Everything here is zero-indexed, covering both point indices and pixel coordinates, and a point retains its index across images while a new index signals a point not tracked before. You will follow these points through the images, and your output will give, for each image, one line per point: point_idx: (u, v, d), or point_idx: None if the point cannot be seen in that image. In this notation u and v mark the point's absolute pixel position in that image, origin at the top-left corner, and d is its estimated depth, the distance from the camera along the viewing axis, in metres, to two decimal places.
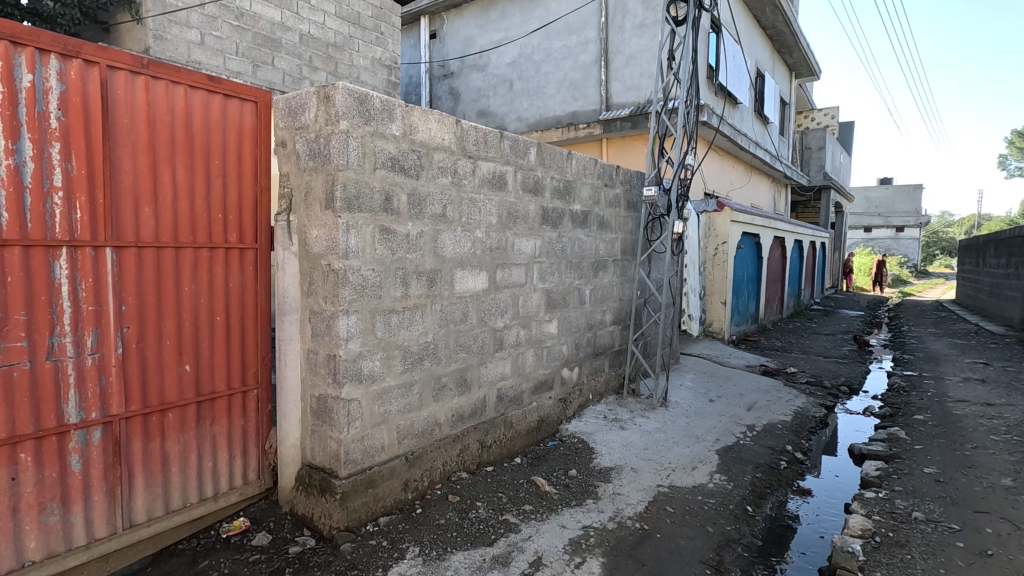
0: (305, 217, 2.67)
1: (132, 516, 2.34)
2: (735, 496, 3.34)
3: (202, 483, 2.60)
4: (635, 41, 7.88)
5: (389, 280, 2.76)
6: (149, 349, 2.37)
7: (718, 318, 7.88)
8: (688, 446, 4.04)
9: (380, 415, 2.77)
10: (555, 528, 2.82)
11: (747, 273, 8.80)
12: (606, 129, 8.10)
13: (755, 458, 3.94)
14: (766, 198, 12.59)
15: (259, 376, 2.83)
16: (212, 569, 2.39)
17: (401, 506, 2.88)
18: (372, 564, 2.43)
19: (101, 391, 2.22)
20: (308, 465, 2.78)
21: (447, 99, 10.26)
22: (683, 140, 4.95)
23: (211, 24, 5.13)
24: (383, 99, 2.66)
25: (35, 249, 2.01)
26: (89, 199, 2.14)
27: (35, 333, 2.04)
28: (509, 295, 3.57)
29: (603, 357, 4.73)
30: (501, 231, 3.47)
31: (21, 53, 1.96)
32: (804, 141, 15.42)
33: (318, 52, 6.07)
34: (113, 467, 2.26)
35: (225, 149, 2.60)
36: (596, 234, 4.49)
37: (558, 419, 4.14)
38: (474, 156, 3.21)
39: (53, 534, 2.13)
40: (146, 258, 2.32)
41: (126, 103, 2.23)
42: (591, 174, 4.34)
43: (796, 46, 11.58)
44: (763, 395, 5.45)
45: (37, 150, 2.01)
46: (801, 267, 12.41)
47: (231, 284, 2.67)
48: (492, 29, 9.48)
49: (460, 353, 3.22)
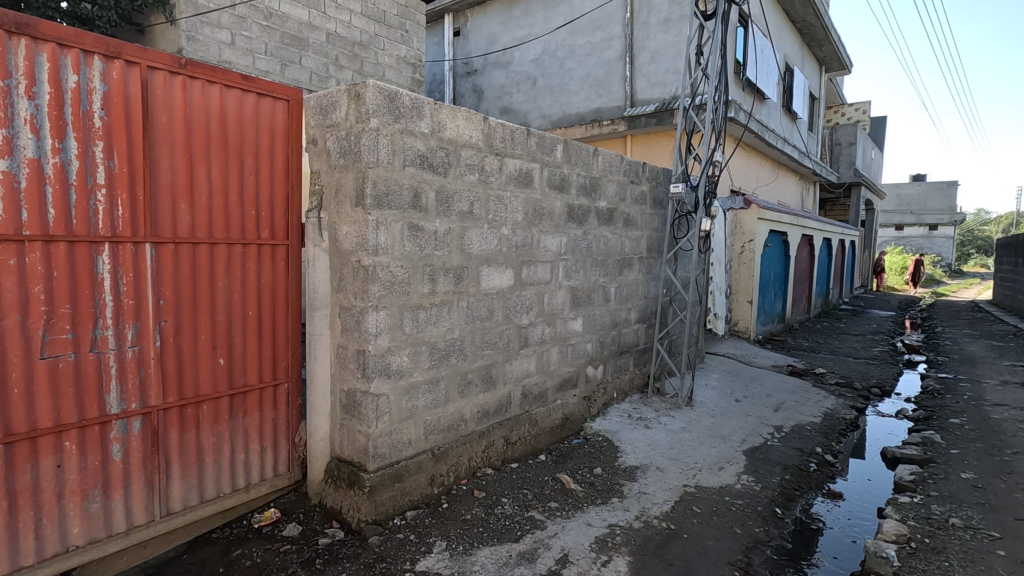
0: (336, 214, 2.71)
1: (169, 504, 2.41)
2: (763, 497, 3.29)
3: (235, 474, 2.66)
4: (661, 36, 7.79)
5: (417, 277, 2.78)
6: (186, 343, 2.43)
7: (744, 317, 7.77)
8: (714, 446, 3.99)
9: (407, 410, 2.80)
10: (581, 526, 2.82)
11: (775, 272, 8.65)
12: (630, 126, 7.99)
13: (784, 460, 3.88)
14: (793, 196, 12.34)
15: (290, 370, 2.88)
16: (246, 559, 2.44)
17: (427, 500, 2.90)
18: (400, 557, 2.46)
19: (140, 382, 2.28)
20: (337, 458, 2.82)
21: (470, 96, 10.28)
22: (712, 137, 4.86)
23: (241, 25, 5.24)
24: (412, 96, 2.68)
25: (78, 245, 2.08)
26: (130, 196, 2.20)
27: (79, 326, 2.11)
28: (534, 292, 3.56)
29: (628, 355, 4.70)
30: (527, 229, 3.46)
31: (66, 55, 2.03)
32: (833, 137, 15.09)
33: (344, 50, 6.14)
34: (151, 457, 2.33)
35: (258, 147, 2.64)
36: (622, 231, 4.46)
37: (582, 417, 4.13)
38: (502, 153, 3.22)
39: (95, 520, 2.20)
40: (183, 254, 2.38)
41: (165, 102, 2.29)
42: (617, 171, 4.31)
43: (828, 39, 11.29)
44: (791, 395, 5.36)
45: (81, 149, 2.07)
46: (830, 266, 12.14)
47: (264, 280, 2.72)
48: (515, 25, 9.47)
49: (486, 350, 3.23)
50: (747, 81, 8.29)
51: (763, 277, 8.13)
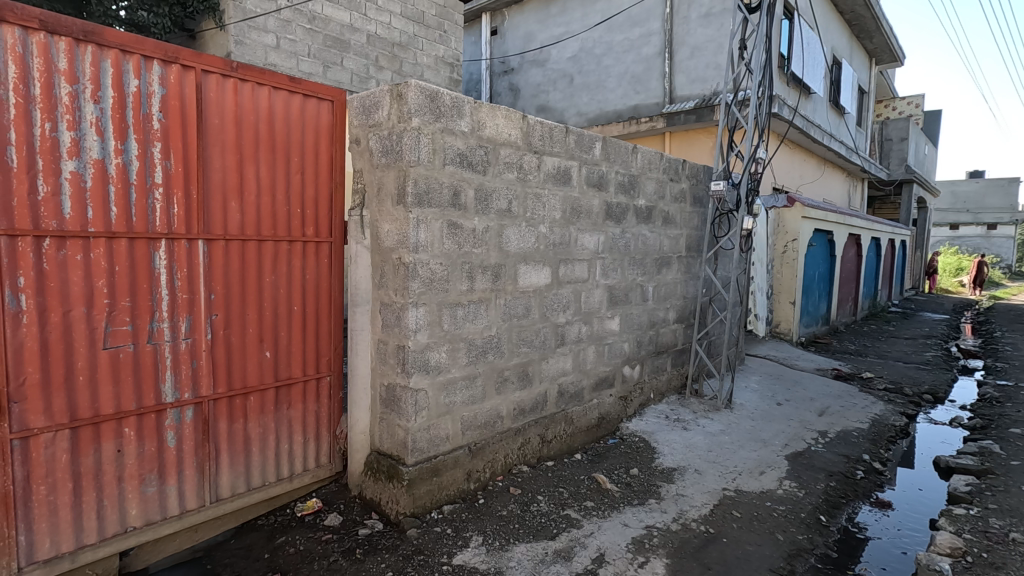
0: (378, 211, 2.76)
1: (218, 490, 2.52)
2: (806, 504, 3.20)
3: (279, 464, 2.75)
4: (701, 31, 7.64)
5: (456, 274, 2.81)
6: (235, 336, 2.53)
7: (786, 318, 7.56)
8: (754, 450, 3.90)
9: (445, 405, 2.83)
10: (617, 526, 2.80)
11: (819, 272, 8.38)
12: (668, 123, 7.90)
13: (828, 466, 3.75)
14: (840, 194, 11.90)
15: (332, 364, 2.95)
16: (289, 546, 2.53)
17: (464, 495, 2.94)
18: (437, 550, 2.49)
19: (193, 372, 2.39)
20: (377, 451, 2.88)
21: (507, 95, 10.31)
22: (755, 133, 4.72)
23: (286, 29, 5.41)
24: (453, 96, 2.71)
25: (138, 241, 2.18)
26: (185, 195, 2.30)
27: (138, 318, 2.21)
28: (571, 290, 3.56)
29: (665, 356, 4.63)
30: (564, 227, 3.45)
31: (128, 61, 2.13)
32: (883, 132, 14.48)
33: (384, 51, 6.24)
34: (202, 445, 2.44)
35: (304, 147, 2.72)
36: (660, 230, 4.39)
37: (619, 417, 4.10)
38: (540, 151, 3.21)
39: (151, 503, 2.31)
40: (232, 250, 2.48)
41: (218, 104, 2.38)
42: (656, 168, 4.25)
43: (879, 30, 10.81)
44: (836, 400, 5.19)
45: (141, 150, 2.18)
46: (879, 266, 11.66)
47: (308, 276, 2.79)
48: (552, 23, 9.44)
49: (523, 348, 3.24)
50: (792, 75, 8.05)
51: (807, 278, 7.87)
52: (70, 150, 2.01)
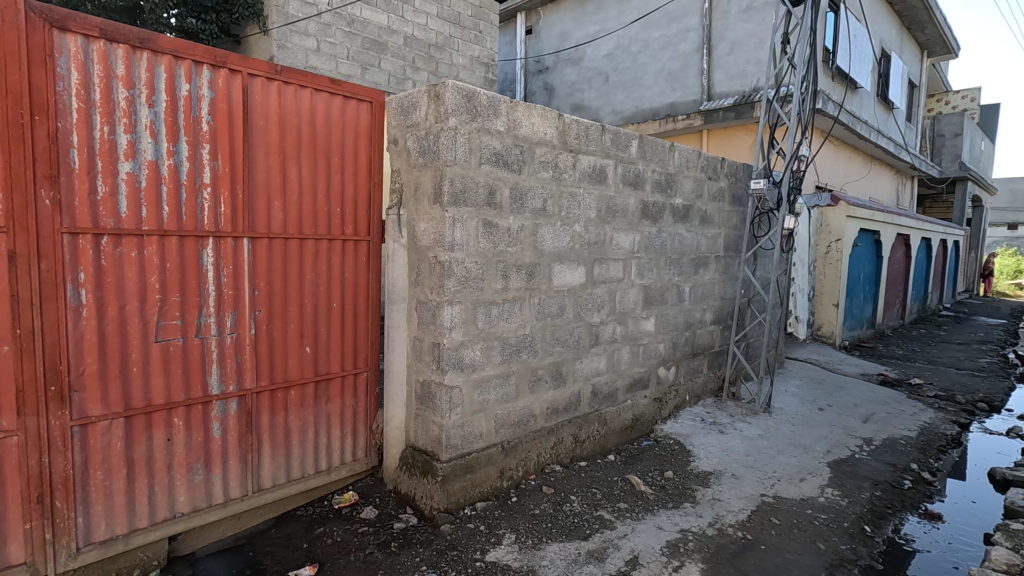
0: (414, 211, 2.80)
1: (260, 481, 2.61)
2: (850, 513, 3.09)
3: (318, 457, 2.82)
4: (741, 26, 7.46)
5: (491, 273, 2.83)
6: (277, 331, 2.61)
7: (829, 320, 7.31)
8: (794, 456, 3.79)
9: (479, 403, 2.85)
10: (651, 529, 2.77)
11: (865, 274, 8.08)
12: (706, 120, 7.75)
13: (874, 475, 3.62)
14: (888, 192, 11.42)
15: (369, 360, 3.01)
16: (327, 537, 2.59)
17: (497, 493, 2.95)
18: (471, 546, 2.52)
19: (237, 366, 2.48)
20: (412, 447, 2.92)
21: (541, 94, 10.29)
22: (798, 129, 4.57)
23: (326, 32, 5.54)
24: (489, 95, 2.72)
25: (187, 239, 2.28)
26: (232, 195, 2.39)
27: (187, 313, 2.31)
28: (606, 290, 3.53)
29: (702, 358, 4.55)
30: (599, 226, 3.43)
31: (180, 66, 2.23)
32: (936, 128, 13.85)
33: (420, 53, 6.31)
34: (246, 436, 2.53)
35: (344, 147, 2.78)
36: (697, 230, 4.32)
37: (653, 419, 4.05)
38: (575, 150, 3.20)
39: (198, 491, 2.40)
40: (276, 248, 2.56)
41: (263, 107, 2.46)
42: (694, 167, 4.17)
43: (931, 20, 10.34)
44: (882, 407, 4.99)
45: (191, 151, 2.27)
46: (929, 267, 11.15)
47: (346, 273, 2.86)
48: (587, 21, 9.38)
49: (556, 347, 3.24)
50: (837, 69, 7.78)
51: (852, 279, 7.60)
52: (126, 151, 2.11)
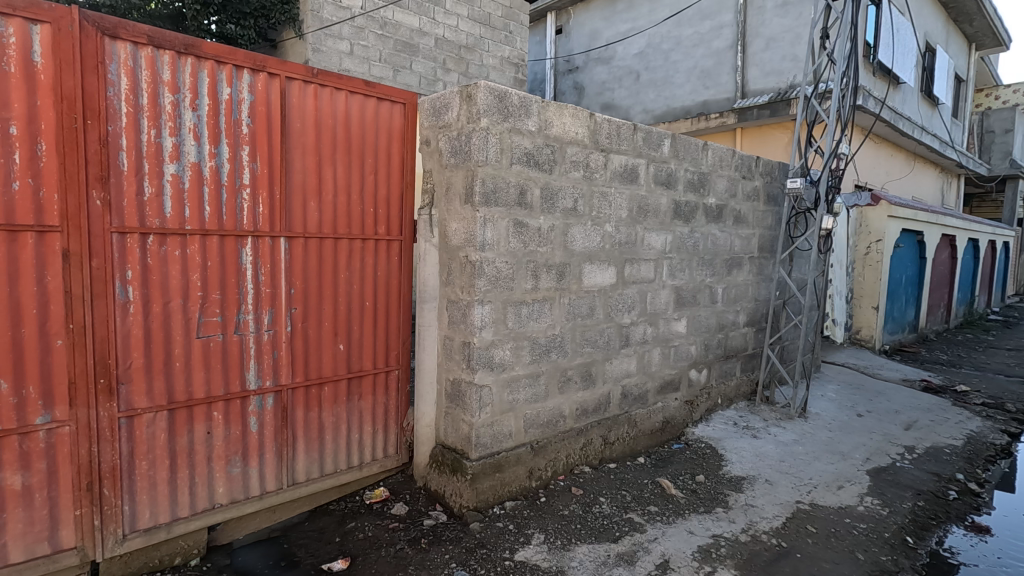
0: (446, 210, 2.83)
1: (295, 475, 2.67)
2: (891, 524, 2.98)
3: (350, 453, 2.88)
4: (777, 21, 7.30)
5: (521, 273, 2.83)
6: (312, 329, 2.67)
7: (868, 324, 7.07)
8: (832, 463, 3.68)
9: (509, 402, 2.86)
10: (683, 533, 2.73)
11: (907, 275, 7.79)
12: (740, 118, 7.60)
13: (916, 484, 3.49)
14: (932, 191, 10.99)
15: (400, 358, 3.05)
16: (359, 531, 2.64)
17: (526, 493, 2.95)
18: (500, 545, 2.52)
19: (274, 362, 2.54)
20: (442, 445, 2.95)
21: (571, 94, 10.25)
22: (837, 126, 4.44)
23: (359, 35, 5.63)
24: (521, 95, 2.73)
25: (227, 239, 2.35)
26: (269, 195, 2.46)
27: (226, 310, 2.38)
28: (637, 290, 3.50)
29: (734, 360, 4.46)
30: (630, 226, 3.39)
31: (222, 71, 2.30)
32: (984, 124, 13.27)
33: (451, 54, 6.37)
34: (281, 430, 2.59)
35: (377, 148, 2.82)
36: (731, 230, 4.23)
37: (684, 421, 3.99)
38: (607, 150, 3.18)
39: (236, 483, 2.48)
40: (311, 247, 2.61)
41: (300, 110, 2.52)
42: (728, 166, 4.10)
43: (980, 12, 9.91)
44: (925, 414, 4.81)
45: (232, 153, 2.34)
46: (977, 269, 10.68)
47: (379, 272, 2.90)
48: (618, 20, 9.30)
49: (586, 348, 3.22)
50: (879, 64, 7.53)
51: (893, 282, 7.34)
52: (171, 154, 2.19)
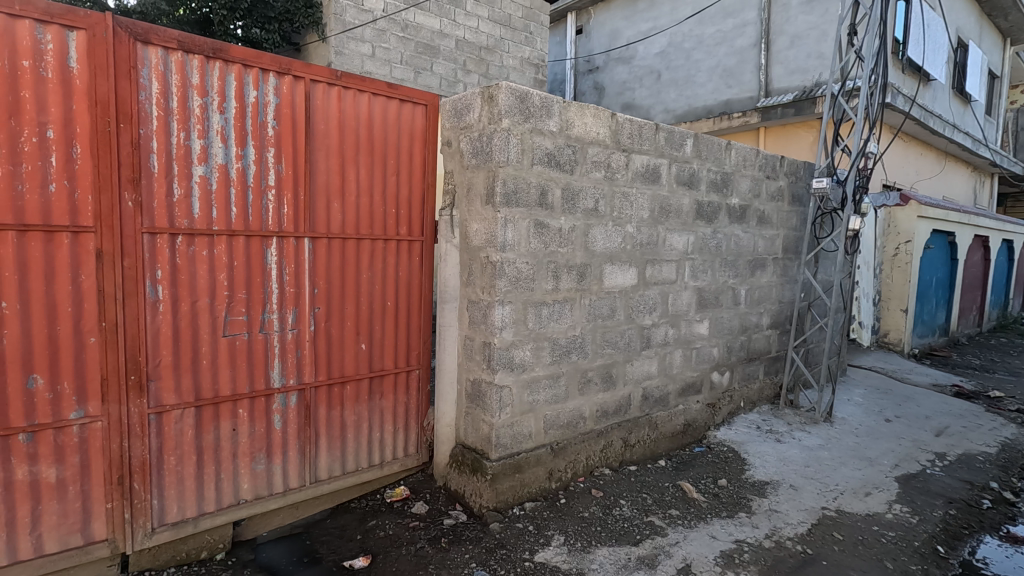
0: (467, 211, 2.83)
1: (317, 472, 2.70)
2: (921, 532, 2.90)
3: (371, 451, 2.90)
4: (803, 18, 7.17)
5: (542, 273, 2.83)
6: (334, 328, 2.70)
7: (896, 327, 6.91)
8: (859, 469, 3.60)
9: (529, 403, 2.86)
10: (705, 537, 2.70)
11: (937, 277, 7.58)
12: (764, 117, 7.49)
13: (947, 492, 3.39)
14: (964, 190, 10.67)
15: (421, 358, 3.07)
16: (380, 529, 2.66)
17: (546, 494, 2.95)
18: (519, 546, 2.52)
19: (298, 361, 2.58)
20: (462, 444, 2.95)
21: (591, 94, 10.21)
22: (865, 125, 4.35)
23: (381, 38, 5.69)
24: (543, 96, 2.73)
25: (253, 240, 2.39)
26: (294, 196, 2.49)
27: (252, 309, 2.42)
28: (658, 291, 3.46)
29: (758, 363, 4.39)
30: (652, 227, 3.36)
31: (249, 74, 2.34)
32: (1019, 121, 12.88)
33: (471, 55, 6.39)
34: (304, 428, 2.62)
35: (399, 149, 2.85)
36: (754, 230, 4.17)
37: (705, 424, 3.94)
38: (628, 150, 3.16)
39: (261, 479, 2.52)
40: (334, 247, 2.64)
41: (324, 112, 2.55)
42: (752, 166, 4.04)
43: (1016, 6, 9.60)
44: (957, 420, 4.67)
45: (257, 155, 2.38)
46: (1011, 271, 10.34)
47: (400, 272, 2.92)
48: (639, 19, 9.23)
49: (607, 349, 3.20)
50: (909, 61, 7.34)
51: (922, 284, 7.15)
52: (199, 156, 2.24)
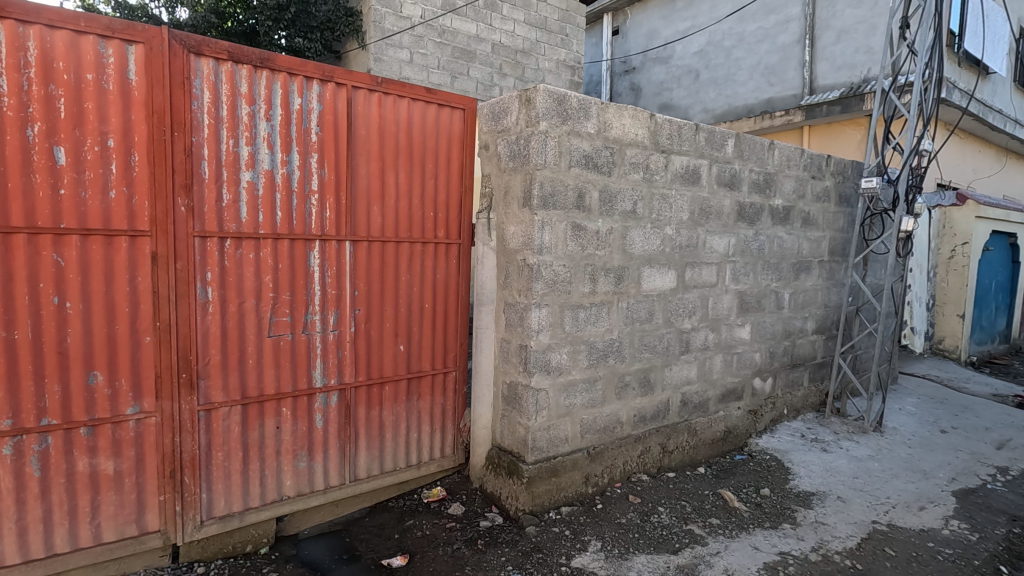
0: (504, 214, 2.83)
1: (356, 471, 2.75)
2: (981, 550, 2.74)
3: (409, 451, 2.94)
4: (850, 12, 6.92)
5: (578, 276, 2.81)
6: (374, 330, 2.74)
7: (952, 333, 6.57)
8: (913, 481, 3.43)
9: (565, 407, 2.84)
10: (747, 548, 2.62)
11: (997, 280, 7.17)
12: (808, 116, 7.26)
13: (1010, 509, 3.19)
14: None
15: (458, 360, 3.09)
16: (417, 529, 2.69)
17: (582, 499, 2.92)
18: (556, 550, 2.51)
19: (338, 361, 2.63)
20: (498, 447, 2.95)
21: (628, 95, 10.10)
22: (918, 121, 4.15)
23: (418, 44, 5.79)
24: (581, 97, 2.71)
25: (297, 243, 2.45)
26: (336, 200, 2.55)
27: (295, 311, 2.49)
28: (698, 295, 3.39)
29: (802, 369, 4.25)
30: (692, 229, 3.30)
31: (294, 82, 2.41)
32: None
33: (507, 59, 6.42)
34: (344, 428, 2.68)
35: (437, 153, 2.88)
36: (799, 232, 4.04)
37: (747, 432, 3.83)
38: (667, 151, 3.11)
39: (302, 476, 2.58)
40: (374, 250, 2.69)
41: (365, 118, 2.61)
42: (796, 166, 3.92)
43: None
44: (1020, 432, 4.40)
45: (302, 161, 2.45)
46: None
47: (438, 275, 2.95)
48: (677, 18, 9.08)
49: (645, 353, 3.15)
50: (965, 54, 6.99)
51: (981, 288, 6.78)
52: (247, 162, 2.31)
